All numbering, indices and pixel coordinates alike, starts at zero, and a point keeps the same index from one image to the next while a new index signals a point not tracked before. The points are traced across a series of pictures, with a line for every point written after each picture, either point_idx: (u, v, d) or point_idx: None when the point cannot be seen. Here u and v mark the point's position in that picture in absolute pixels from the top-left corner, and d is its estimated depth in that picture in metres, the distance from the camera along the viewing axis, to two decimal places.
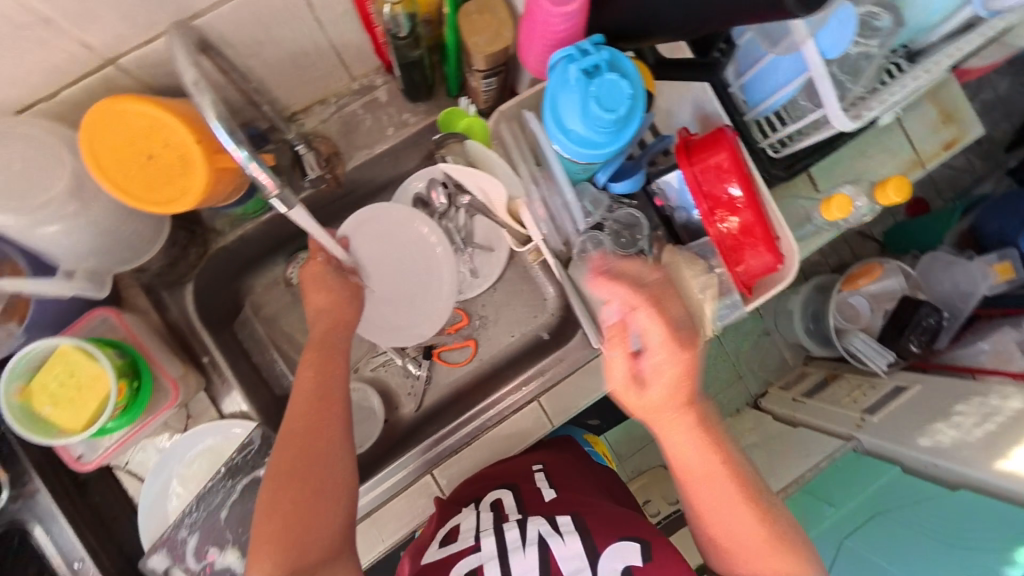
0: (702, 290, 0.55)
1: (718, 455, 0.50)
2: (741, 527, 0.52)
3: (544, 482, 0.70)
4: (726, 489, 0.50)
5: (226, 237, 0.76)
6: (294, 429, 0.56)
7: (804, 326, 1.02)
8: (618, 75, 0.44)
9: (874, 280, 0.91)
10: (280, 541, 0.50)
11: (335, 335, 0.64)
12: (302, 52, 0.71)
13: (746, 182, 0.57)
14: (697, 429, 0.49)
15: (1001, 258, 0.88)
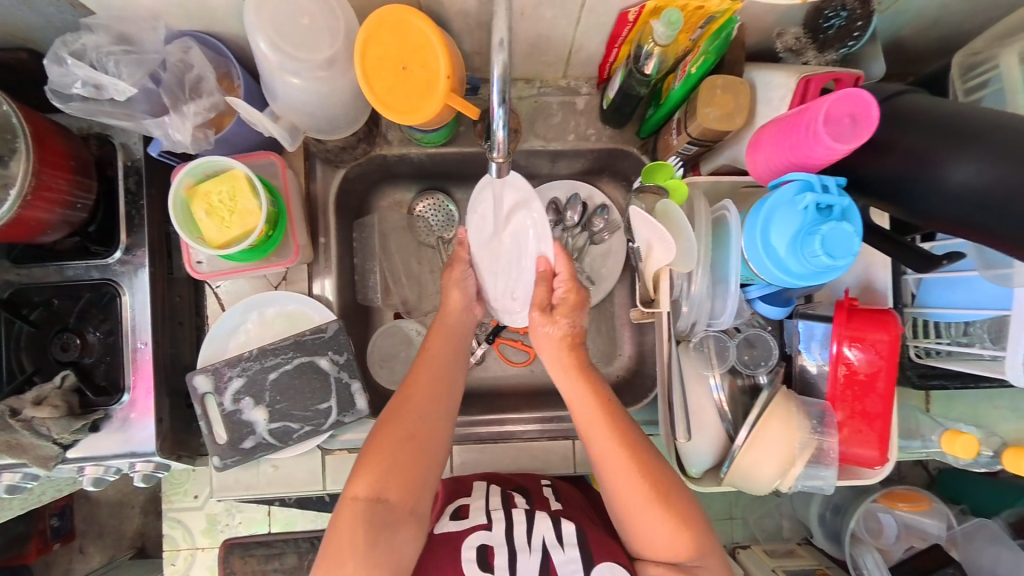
0: (799, 449, 0.58)
1: (629, 455, 0.61)
2: (672, 542, 0.60)
3: (552, 495, 0.74)
4: (647, 503, 0.60)
5: (392, 150, 0.81)
6: (415, 397, 0.66)
7: (820, 512, 0.94)
8: (855, 229, 0.44)
9: (916, 511, 0.85)
10: (390, 460, 0.62)
11: (461, 332, 0.74)
12: (545, 36, 0.71)
13: (890, 374, 0.58)
14: (612, 435, 0.62)
15: None
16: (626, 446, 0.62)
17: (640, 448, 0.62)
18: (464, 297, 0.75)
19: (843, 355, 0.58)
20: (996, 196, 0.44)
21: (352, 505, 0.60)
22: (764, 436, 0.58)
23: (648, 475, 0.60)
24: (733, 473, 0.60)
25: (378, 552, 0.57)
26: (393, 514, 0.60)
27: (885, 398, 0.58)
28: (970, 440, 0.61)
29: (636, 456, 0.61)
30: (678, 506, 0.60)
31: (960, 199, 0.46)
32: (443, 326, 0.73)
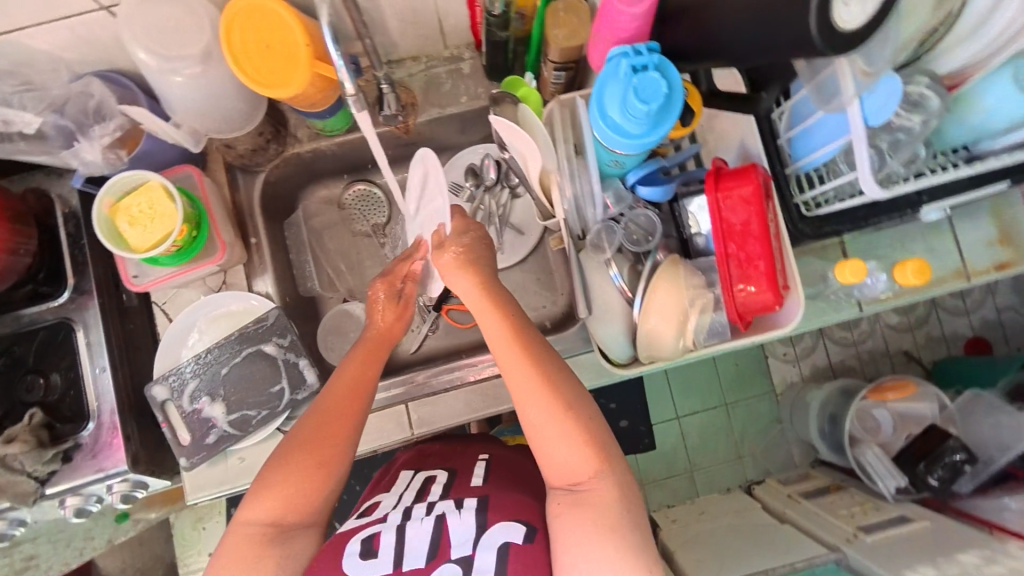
0: (691, 303, 0.63)
1: (531, 359, 0.61)
2: (576, 464, 0.58)
3: (481, 471, 0.76)
4: (549, 409, 0.59)
5: (303, 146, 0.88)
6: (318, 410, 0.64)
7: (817, 426, 1.55)
8: (659, 74, 0.50)
9: (903, 396, 1.34)
10: (288, 483, 0.59)
11: (377, 341, 0.72)
12: (411, 9, 0.79)
13: (761, 217, 0.62)
14: (521, 352, 0.62)
15: None
16: (534, 363, 0.61)
17: (549, 364, 0.61)
18: (389, 301, 0.74)
19: (733, 224, 0.63)
20: (763, 13, 0.49)
21: (245, 529, 0.57)
22: (657, 303, 0.63)
23: (558, 387, 0.60)
24: (640, 348, 0.66)
25: (268, 564, 0.56)
26: (292, 524, 0.59)
27: (768, 258, 0.62)
28: (859, 264, 0.65)
29: (543, 371, 0.61)
30: (582, 425, 0.59)
31: (743, 29, 0.52)
32: (369, 343, 0.71)
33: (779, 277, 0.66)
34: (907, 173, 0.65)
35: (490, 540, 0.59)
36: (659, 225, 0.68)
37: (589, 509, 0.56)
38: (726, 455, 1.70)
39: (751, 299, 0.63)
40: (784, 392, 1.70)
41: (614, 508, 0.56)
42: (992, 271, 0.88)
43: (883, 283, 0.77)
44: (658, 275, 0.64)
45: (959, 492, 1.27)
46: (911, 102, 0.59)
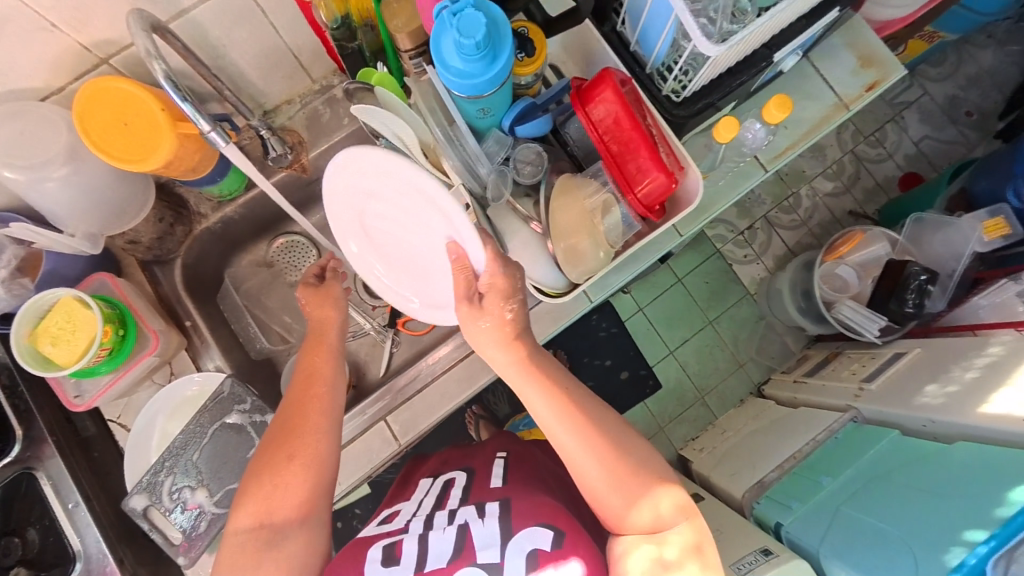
0: (592, 210, 0.69)
1: (586, 417, 0.61)
2: (640, 511, 0.58)
3: (500, 468, 0.75)
4: (611, 460, 0.60)
5: (208, 218, 0.88)
6: (286, 416, 0.65)
7: (798, 306, 1.61)
8: (474, 10, 0.55)
9: (856, 244, 1.48)
10: (264, 478, 0.61)
11: (326, 333, 0.72)
12: (265, 52, 0.81)
13: (627, 111, 0.66)
14: (575, 414, 0.61)
15: (990, 214, 1.36)
16: (587, 428, 0.61)
17: (598, 418, 0.62)
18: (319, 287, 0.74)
19: (610, 126, 0.67)
20: None
21: (236, 536, 0.60)
22: (562, 223, 0.67)
23: (616, 446, 0.60)
24: (568, 267, 0.69)
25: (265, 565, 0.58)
26: (281, 527, 0.60)
27: (650, 147, 0.66)
28: (730, 119, 0.71)
29: (596, 428, 0.61)
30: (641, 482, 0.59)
31: None
32: (320, 338, 0.71)
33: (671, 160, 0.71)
34: (741, 26, 0.69)
35: (517, 549, 0.59)
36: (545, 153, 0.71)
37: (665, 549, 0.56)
38: (727, 364, 1.74)
39: (648, 186, 0.67)
40: (757, 290, 1.77)
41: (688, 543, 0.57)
42: (865, 93, 0.93)
43: (764, 132, 0.82)
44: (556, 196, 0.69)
45: (937, 311, 1.36)
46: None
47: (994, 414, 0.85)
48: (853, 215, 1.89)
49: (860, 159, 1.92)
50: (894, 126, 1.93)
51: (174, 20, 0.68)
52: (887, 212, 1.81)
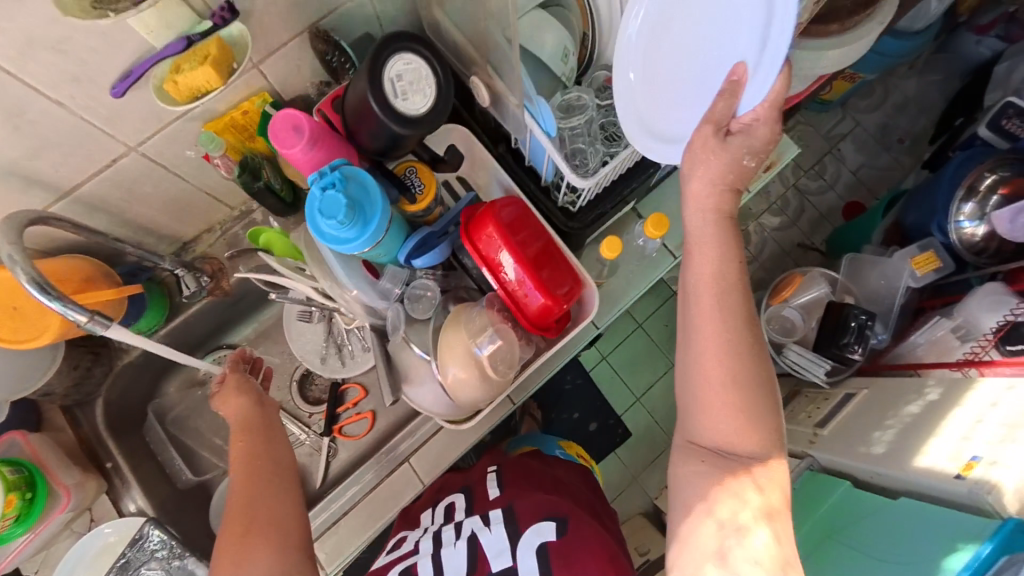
0: (474, 343, 0.67)
1: (721, 314, 0.62)
2: (733, 434, 0.60)
3: (494, 484, 0.84)
4: (723, 351, 0.61)
5: (131, 356, 0.89)
6: (236, 497, 0.68)
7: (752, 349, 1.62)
8: (335, 192, 0.57)
9: (796, 289, 1.46)
10: (236, 551, 0.63)
11: (256, 421, 0.76)
12: (173, 198, 0.83)
13: (511, 247, 0.68)
14: (717, 302, 0.63)
15: (925, 250, 1.36)
16: (738, 313, 0.62)
17: (739, 362, 0.61)
18: (236, 385, 0.78)
19: (496, 260, 0.69)
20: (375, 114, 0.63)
21: None
22: (447, 349, 0.68)
23: (737, 368, 0.61)
24: (459, 399, 0.69)
25: None
26: None
27: (533, 278, 0.68)
28: (614, 240, 0.72)
29: (734, 340, 0.61)
30: (750, 400, 0.60)
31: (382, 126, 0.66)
32: (244, 426, 0.75)
33: (564, 277, 0.71)
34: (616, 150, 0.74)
35: (528, 544, 0.70)
36: (437, 291, 0.73)
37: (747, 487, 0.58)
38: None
39: (536, 312, 0.69)
40: None
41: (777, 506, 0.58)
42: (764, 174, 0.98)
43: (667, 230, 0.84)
44: (446, 332, 0.70)
45: (882, 348, 1.40)
46: (565, 110, 0.72)
47: (928, 468, 0.84)
48: (802, 246, 1.86)
49: (803, 191, 1.90)
50: (833, 157, 1.91)
51: (68, 192, 0.71)
52: (832, 241, 1.79)
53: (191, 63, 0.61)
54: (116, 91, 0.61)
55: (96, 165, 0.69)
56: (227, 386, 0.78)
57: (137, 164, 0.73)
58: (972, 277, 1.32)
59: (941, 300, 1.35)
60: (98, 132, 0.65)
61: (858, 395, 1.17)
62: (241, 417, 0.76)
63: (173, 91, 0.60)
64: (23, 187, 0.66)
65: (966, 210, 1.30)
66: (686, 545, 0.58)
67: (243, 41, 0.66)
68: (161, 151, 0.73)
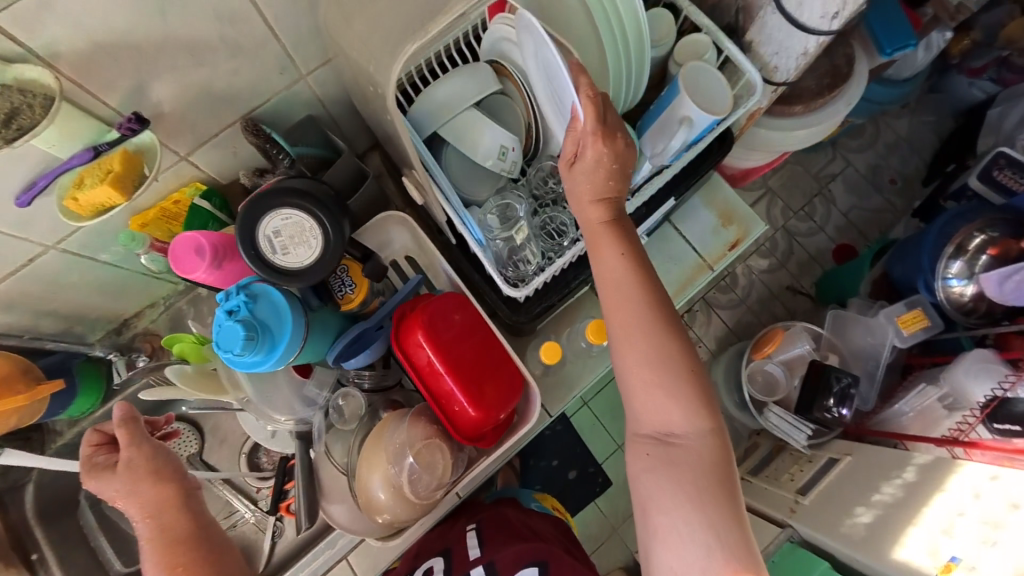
0: (393, 463, 0.63)
1: (630, 302, 0.63)
2: (667, 416, 0.61)
3: (473, 540, 0.80)
4: (640, 342, 0.62)
5: (59, 442, 0.87)
6: None
7: None
8: (232, 322, 0.54)
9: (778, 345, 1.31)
10: None
11: (186, 506, 0.61)
12: (105, 284, 0.82)
13: (440, 354, 0.65)
14: (629, 294, 0.63)
15: (911, 306, 1.26)
16: (643, 303, 0.63)
17: (658, 349, 0.62)
18: (148, 460, 0.61)
19: (425, 366, 0.66)
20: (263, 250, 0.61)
21: None
22: (366, 466, 0.64)
23: (656, 356, 0.62)
24: (373, 516, 0.65)
25: None
26: None
27: (463, 391, 0.64)
28: (552, 346, 0.73)
29: (648, 329, 0.62)
30: (678, 383, 0.61)
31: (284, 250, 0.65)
32: (168, 514, 0.60)
33: (501, 382, 0.67)
34: (556, 250, 0.73)
35: None
36: (365, 401, 0.69)
37: (684, 468, 0.59)
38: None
39: (467, 421, 0.65)
40: None
41: (713, 473, 0.59)
42: (728, 251, 0.94)
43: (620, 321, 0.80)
44: (369, 446, 0.66)
45: (867, 410, 1.26)
46: (501, 221, 0.70)
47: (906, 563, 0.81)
48: (790, 289, 1.67)
49: (792, 233, 1.71)
50: (822, 199, 1.73)
51: None
52: (821, 286, 1.62)
53: (93, 178, 0.62)
54: (20, 201, 0.60)
55: (13, 265, 0.69)
56: (134, 458, 0.61)
57: (59, 259, 0.72)
58: (962, 337, 1.23)
59: (930, 358, 1.25)
60: (8, 237, 0.65)
61: (842, 461, 1.14)
62: (164, 526, 0.59)
63: (75, 206, 0.63)
64: None
65: (953, 268, 1.20)
66: (664, 555, 0.58)
67: (157, 154, 0.67)
68: (84, 246, 0.73)
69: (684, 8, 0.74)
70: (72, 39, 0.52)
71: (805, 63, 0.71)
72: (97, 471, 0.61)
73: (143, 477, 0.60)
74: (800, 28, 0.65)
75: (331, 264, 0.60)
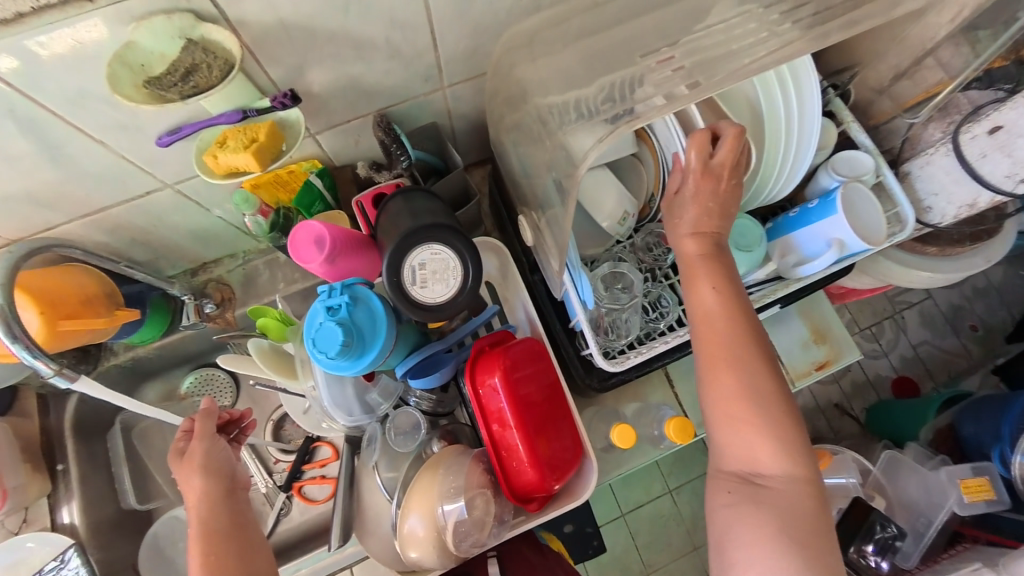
0: (440, 510, 0.60)
1: (721, 326, 0.58)
2: (754, 451, 0.55)
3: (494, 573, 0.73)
4: (729, 371, 0.56)
5: (117, 358, 0.89)
6: None
7: None
8: (334, 323, 0.53)
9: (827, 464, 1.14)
10: None
11: (232, 500, 0.64)
12: (200, 229, 0.83)
13: (515, 408, 0.61)
14: (722, 318, 0.58)
15: (979, 473, 1.10)
16: (733, 326, 0.58)
17: (750, 381, 0.56)
18: (208, 445, 0.66)
19: (493, 412, 0.61)
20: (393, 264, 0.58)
21: None
22: (414, 498, 0.60)
23: (749, 392, 0.56)
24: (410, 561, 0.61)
25: None
26: None
27: (528, 449, 0.60)
28: (626, 430, 0.65)
29: (738, 359, 0.57)
30: (771, 421, 0.55)
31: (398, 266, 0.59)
32: (215, 501, 0.63)
33: (567, 452, 0.64)
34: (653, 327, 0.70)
35: None
36: (423, 421, 0.67)
37: (773, 511, 0.52)
38: (682, 545, 1.38)
39: (526, 485, 0.61)
40: None
41: (808, 522, 0.52)
42: (814, 371, 0.87)
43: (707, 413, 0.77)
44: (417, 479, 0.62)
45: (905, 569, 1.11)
46: (607, 287, 0.69)
47: None
48: (839, 408, 1.57)
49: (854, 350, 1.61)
50: (893, 323, 1.61)
51: (97, 211, 0.72)
52: (873, 413, 1.50)
53: (237, 142, 0.63)
54: (162, 142, 0.62)
55: (130, 195, 0.71)
56: (195, 444, 0.66)
57: (169, 199, 0.74)
58: None
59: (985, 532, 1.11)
60: (137, 170, 0.67)
61: None
62: (203, 518, 0.61)
63: (213, 164, 0.64)
64: (56, 204, 0.68)
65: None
66: None
67: (298, 131, 0.67)
68: (197, 192, 0.75)
69: (844, 122, 0.73)
70: (262, 14, 0.54)
71: (965, 214, 0.72)
72: (174, 454, 0.67)
73: (197, 468, 0.64)
74: (979, 180, 0.66)
75: (474, 291, 0.60)
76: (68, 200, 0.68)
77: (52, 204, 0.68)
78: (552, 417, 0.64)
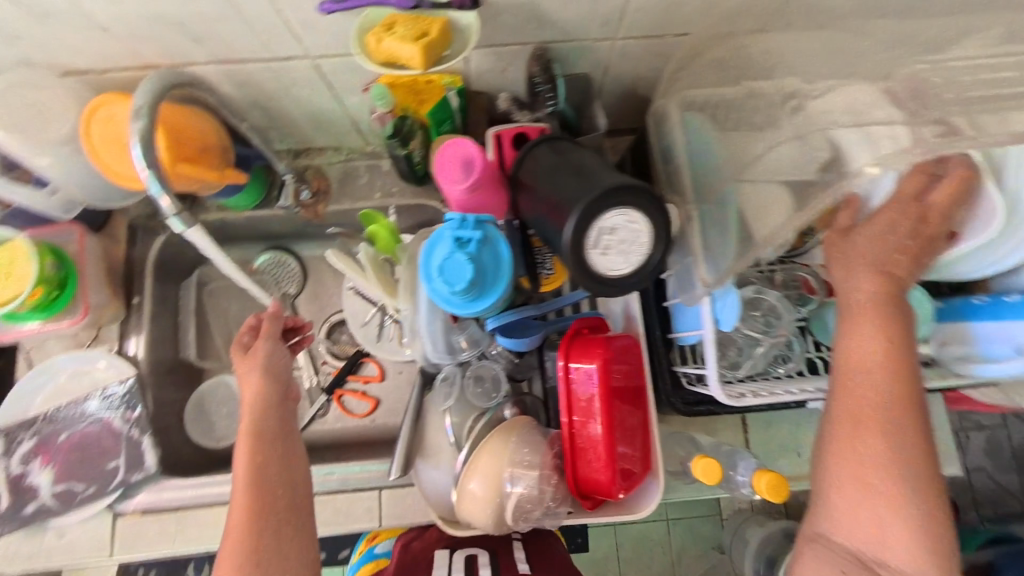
0: (507, 477, 0.57)
1: (872, 387, 0.51)
2: (878, 531, 0.48)
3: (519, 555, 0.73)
4: (870, 438, 0.50)
5: (208, 215, 0.89)
6: (245, 500, 0.57)
7: None
8: (465, 259, 0.50)
9: None
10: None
11: (279, 408, 0.65)
12: (319, 112, 0.81)
13: (606, 400, 0.58)
14: (875, 377, 0.52)
15: None
16: (888, 390, 0.51)
17: (892, 456, 0.49)
18: (266, 349, 0.67)
19: (580, 396, 0.59)
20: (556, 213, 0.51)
21: None
22: (483, 457, 0.58)
23: (889, 464, 0.49)
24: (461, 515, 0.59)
25: None
26: None
27: (607, 444, 0.57)
28: (713, 464, 0.59)
29: (882, 427, 0.50)
30: (911, 506, 0.48)
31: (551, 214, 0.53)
32: (263, 405, 0.64)
33: (638, 461, 0.61)
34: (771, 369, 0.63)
35: None
36: (503, 377, 0.66)
37: None
38: None
39: (592, 479, 0.58)
40: None
41: None
42: None
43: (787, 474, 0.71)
44: (489, 438, 0.60)
45: None
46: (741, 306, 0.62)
47: None
48: None
49: None
50: None
51: (232, 62, 0.69)
52: None
53: (406, 29, 0.57)
54: (324, 8, 0.58)
55: (271, 54, 0.67)
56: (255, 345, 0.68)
57: (304, 71, 0.70)
58: None
59: None
60: (288, 30, 0.63)
61: None
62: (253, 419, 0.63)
63: (374, 47, 0.58)
64: (198, 42, 0.64)
65: None
66: None
67: (468, 39, 0.59)
68: (334, 72, 0.71)
69: None
70: None
71: None
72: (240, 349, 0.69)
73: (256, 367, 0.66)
74: None
75: (656, 269, 0.53)
76: (211, 40, 0.64)
77: (194, 41, 0.64)
78: (633, 421, 0.61)
